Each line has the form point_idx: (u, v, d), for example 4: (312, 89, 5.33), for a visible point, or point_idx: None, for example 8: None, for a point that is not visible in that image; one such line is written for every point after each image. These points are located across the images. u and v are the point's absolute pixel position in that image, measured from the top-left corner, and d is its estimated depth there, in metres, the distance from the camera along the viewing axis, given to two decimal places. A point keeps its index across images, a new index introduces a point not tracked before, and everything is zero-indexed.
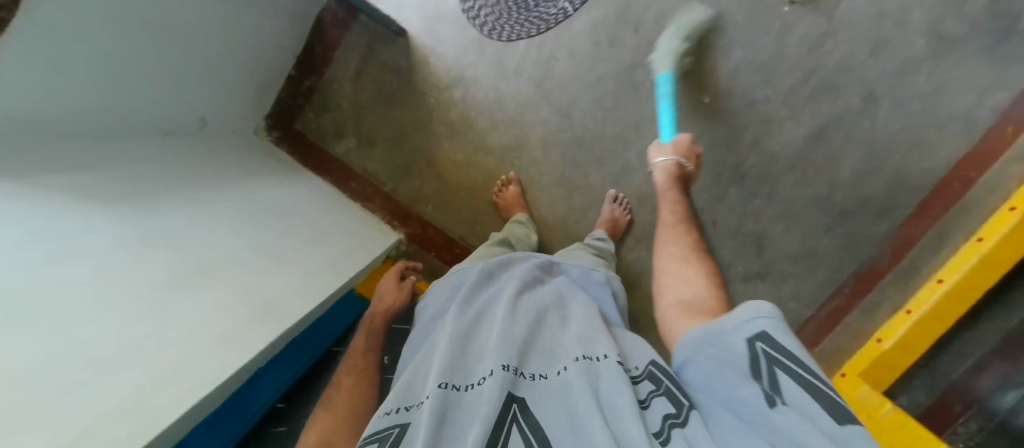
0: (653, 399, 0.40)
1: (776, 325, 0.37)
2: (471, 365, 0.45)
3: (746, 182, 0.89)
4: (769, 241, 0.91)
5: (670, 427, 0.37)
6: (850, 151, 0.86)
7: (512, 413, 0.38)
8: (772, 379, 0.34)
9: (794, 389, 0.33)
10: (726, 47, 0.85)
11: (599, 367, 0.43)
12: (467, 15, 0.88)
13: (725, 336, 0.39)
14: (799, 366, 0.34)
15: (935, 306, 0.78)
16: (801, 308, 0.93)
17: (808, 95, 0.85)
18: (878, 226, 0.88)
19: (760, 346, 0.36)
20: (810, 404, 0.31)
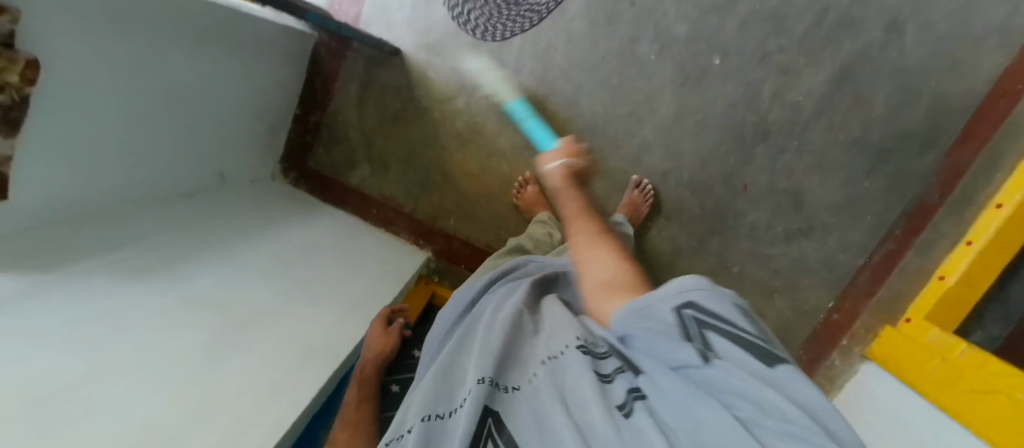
0: (616, 376, 0.35)
1: (709, 292, 0.31)
2: (456, 386, 0.42)
3: (772, 138, 0.86)
4: (806, 195, 0.87)
5: (633, 400, 0.31)
6: (880, 86, 0.81)
7: (487, 430, 0.34)
8: (702, 342, 0.29)
9: (727, 353, 0.27)
10: (730, 2, 0.81)
11: (563, 361, 0.37)
12: (454, 19, 0.83)
13: (646, 305, 0.33)
14: (724, 326, 0.29)
15: (999, 234, 0.72)
16: (851, 258, 0.90)
17: (826, 35, 0.80)
18: (922, 159, 0.83)
19: (688, 310, 0.30)
20: (749, 359, 0.27)
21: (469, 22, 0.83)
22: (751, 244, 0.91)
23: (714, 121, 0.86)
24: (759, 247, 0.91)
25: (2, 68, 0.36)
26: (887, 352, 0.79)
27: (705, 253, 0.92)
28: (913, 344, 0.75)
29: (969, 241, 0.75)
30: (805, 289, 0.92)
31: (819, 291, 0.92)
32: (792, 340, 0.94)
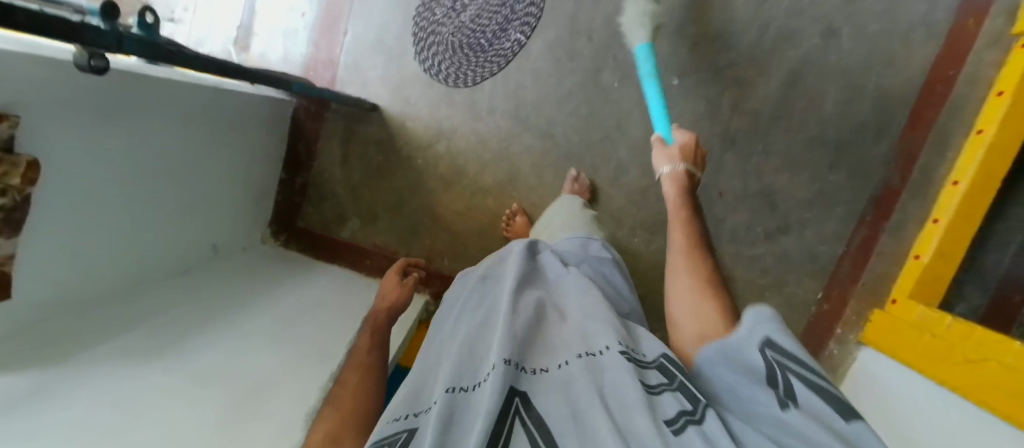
0: (664, 392, 0.37)
1: (783, 333, 0.37)
2: (476, 366, 0.41)
3: (738, 145, 0.91)
4: (779, 194, 0.92)
5: (685, 420, 0.33)
6: (828, 85, 0.87)
7: (515, 408, 0.35)
8: (781, 384, 0.34)
9: (804, 393, 0.33)
10: (679, 28, 0.87)
11: (603, 362, 0.40)
12: (429, 73, 0.89)
13: (729, 349, 0.39)
14: (803, 369, 0.34)
15: (962, 208, 0.76)
16: (832, 248, 0.93)
17: (771, 46, 0.86)
18: (879, 147, 0.89)
19: (768, 352, 0.36)
20: (818, 404, 0.31)
21: (442, 73, 0.88)
22: (735, 246, 0.95)
23: None
24: (743, 248, 0.95)
25: (2, 173, 0.39)
26: (881, 335, 0.81)
27: None
28: (906, 325, 0.76)
29: (936, 218, 0.79)
30: (794, 283, 0.95)
31: (808, 283, 0.95)
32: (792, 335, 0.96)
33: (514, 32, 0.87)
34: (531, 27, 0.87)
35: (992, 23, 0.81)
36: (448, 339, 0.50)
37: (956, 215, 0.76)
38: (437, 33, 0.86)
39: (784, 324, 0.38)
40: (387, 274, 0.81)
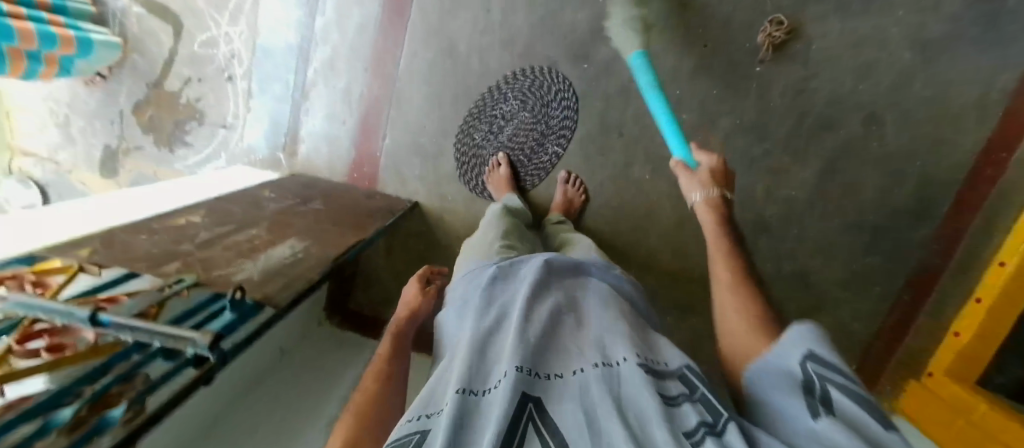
0: (682, 401, 0.30)
1: (830, 347, 0.31)
2: (491, 368, 0.35)
3: (772, 230, 0.91)
4: (813, 275, 0.92)
5: (703, 431, 0.26)
6: (866, 170, 0.85)
7: (528, 414, 0.29)
8: (821, 393, 0.28)
9: (845, 403, 0.26)
10: (712, 119, 0.86)
11: (618, 372, 0.33)
12: (469, 187, 0.92)
13: (775, 365, 0.33)
14: (848, 379, 0.28)
15: (1004, 291, 0.74)
16: (866, 326, 0.92)
17: (808, 134, 0.85)
18: (919, 230, 0.86)
19: (809, 364, 0.30)
20: (860, 413, 0.25)
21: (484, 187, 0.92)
22: None
23: None
24: None
25: None
26: (913, 406, 0.82)
27: None
28: (936, 401, 0.77)
29: (981, 297, 0.77)
30: None
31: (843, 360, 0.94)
32: None
33: (552, 145, 0.90)
34: (567, 139, 0.89)
35: None
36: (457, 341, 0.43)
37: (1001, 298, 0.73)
38: (479, 157, 0.91)
39: (830, 340, 0.32)
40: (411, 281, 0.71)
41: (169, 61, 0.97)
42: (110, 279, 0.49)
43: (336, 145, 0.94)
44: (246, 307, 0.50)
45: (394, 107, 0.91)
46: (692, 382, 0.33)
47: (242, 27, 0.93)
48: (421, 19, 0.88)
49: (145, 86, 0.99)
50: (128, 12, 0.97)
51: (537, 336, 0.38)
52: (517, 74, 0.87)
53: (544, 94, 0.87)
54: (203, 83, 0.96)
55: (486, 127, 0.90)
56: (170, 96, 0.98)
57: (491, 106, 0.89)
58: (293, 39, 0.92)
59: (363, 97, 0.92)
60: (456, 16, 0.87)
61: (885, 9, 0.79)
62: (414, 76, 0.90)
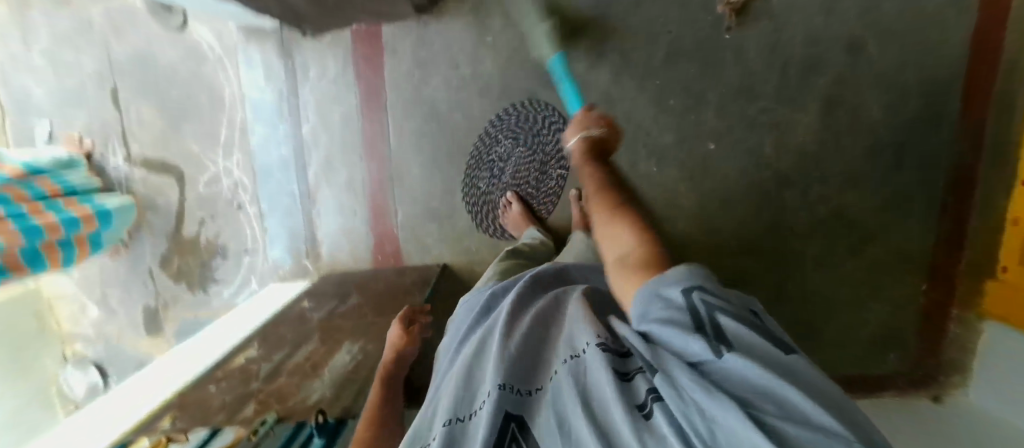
0: (634, 375, 0.30)
1: (710, 280, 0.31)
2: (475, 388, 0.38)
3: (795, 181, 0.89)
4: (851, 210, 0.90)
5: (653, 400, 0.26)
6: (867, 95, 0.85)
7: (511, 435, 0.31)
8: (716, 325, 0.28)
9: (739, 332, 0.27)
10: (700, 96, 0.86)
11: (583, 359, 0.33)
12: (490, 233, 0.93)
13: (646, 295, 0.32)
14: (729, 302, 0.29)
15: None
16: (919, 241, 0.90)
17: (798, 80, 0.85)
18: (939, 134, 0.86)
19: (697, 295, 0.30)
20: (766, 350, 0.26)
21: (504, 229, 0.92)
22: (822, 269, 0.93)
23: (735, 191, 0.90)
24: (830, 269, 0.93)
25: None
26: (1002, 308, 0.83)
27: (786, 299, 0.94)
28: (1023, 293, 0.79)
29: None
30: (893, 286, 0.93)
31: (909, 284, 0.92)
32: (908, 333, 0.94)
33: (555, 169, 0.90)
34: (568, 158, 0.89)
35: None
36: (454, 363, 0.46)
37: None
38: (490, 202, 0.92)
39: (712, 273, 0.32)
40: (394, 319, 0.67)
41: (181, 210, 1.01)
42: (200, 439, 0.51)
43: (354, 236, 0.97)
44: (331, 425, 0.54)
45: (397, 184, 0.93)
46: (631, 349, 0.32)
47: (238, 156, 0.97)
48: (397, 94, 0.89)
49: (166, 240, 1.03)
50: (131, 176, 1.01)
51: (521, 348, 0.39)
52: (501, 115, 0.89)
53: (532, 125, 0.89)
54: (218, 220, 1.01)
55: (488, 173, 0.91)
56: (191, 241, 1.03)
57: (486, 150, 0.90)
58: (285, 152, 0.94)
59: (366, 184, 0.94)
60: (428, 81, 0.88)
61: None
62: (408, 150, 0.92)
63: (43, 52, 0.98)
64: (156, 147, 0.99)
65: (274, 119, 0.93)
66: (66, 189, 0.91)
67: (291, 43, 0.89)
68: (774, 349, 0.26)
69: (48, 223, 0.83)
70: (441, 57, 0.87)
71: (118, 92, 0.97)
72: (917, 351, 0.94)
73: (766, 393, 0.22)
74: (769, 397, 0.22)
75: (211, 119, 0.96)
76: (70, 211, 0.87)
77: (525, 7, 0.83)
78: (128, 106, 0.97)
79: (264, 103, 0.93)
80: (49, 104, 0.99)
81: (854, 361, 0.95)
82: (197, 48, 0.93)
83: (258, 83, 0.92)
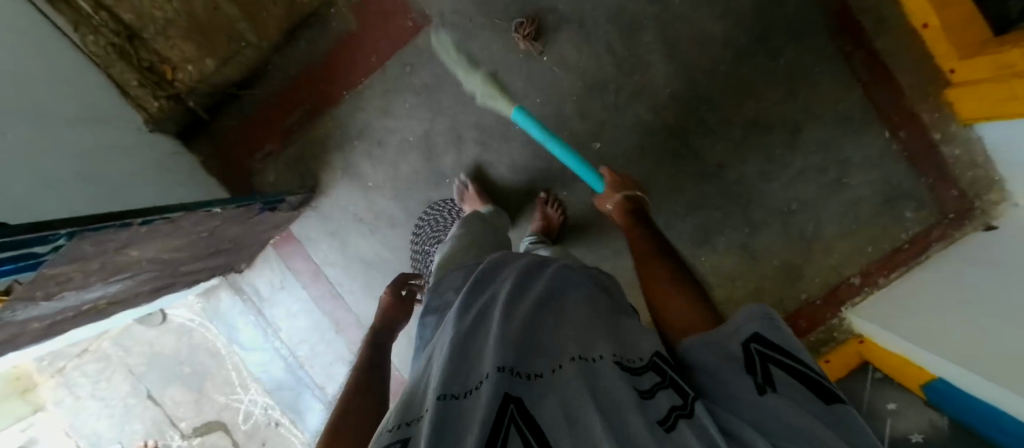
0: (656, 391, 0.31)
1: (771, 326, 0.35)
2: (468, 372, 0.34)
3: (691, 124, 0.88)
4: (761, 116, 0.87)
5: (676, 416, 0.28)
6: (699, 19, 0.85)
7: (510, 417, 0.28)
8: (763, 368, 0.32)
9: (788, 382, 0.30)
10: (559, 115, 0.90)
11: (596, 367, 0.33)
12: None
13: (721, 345, 0.36)
14: (794, 359, 0.32)
15: None
16: (849, 98, 0.85)
17: (627, 48, 0.87)
18: (788, 6, 0.84)
19: (754, 346, 0.34)
20: (799, 389, 0.30)
21: None
22: (780, 177, 0.88)
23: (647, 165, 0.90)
24: (788, 172, 0.87)
25: None
26: (972, 110, 0.77)
27: (766, 224, 0.89)
28: (980, 84, 0.73)
29: None
30: (857, 149, 0.86)
31: (871, 137, 0.86)
32: (907, 183, 0.86)
33: None
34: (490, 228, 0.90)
35: None
36: (434, 348, 0.42)
37: None
38: None
39: (776, 319, 0.36)
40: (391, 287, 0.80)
41: None
42: None
43: None
44: None
45: None
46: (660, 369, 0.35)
47: (254, 385, 1.09)
48: (333, 268, 0.99)
49: None
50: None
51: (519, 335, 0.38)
52: (417, 231, 0.93)
53: (446, 223, 0.91)
54: (269, 443, 1.11)
55: None
56: None
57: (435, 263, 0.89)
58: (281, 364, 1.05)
59: (352, 350, 1.01)
60: (348, 243, 0.98)
61: None
62: (366, 304, 0.99)
63: (89, 394, 1.16)
64: (197, 414, 1.13)
65: (259, 343, 1.04)
66: None
67: (237, 280, 1.03)
68: (813, 397, 0.29)
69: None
70: (344, 219, 0.96)
71: (151, 390, 1.14)
72: (929, 191, 0.85)
73: (797, 430, 0.25)
74: (796, 435, 0.25)
75: (222, 370, 1.10)
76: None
77: (379, 144, 0.93)
78: (164, 394, 1.13)
79: (245, 337, 1.05)
80: (113, 427, 1.16)
81: (874, 238, 0.88)
82: (183, 324, 1.09)
83: (232, 324, 1.04)
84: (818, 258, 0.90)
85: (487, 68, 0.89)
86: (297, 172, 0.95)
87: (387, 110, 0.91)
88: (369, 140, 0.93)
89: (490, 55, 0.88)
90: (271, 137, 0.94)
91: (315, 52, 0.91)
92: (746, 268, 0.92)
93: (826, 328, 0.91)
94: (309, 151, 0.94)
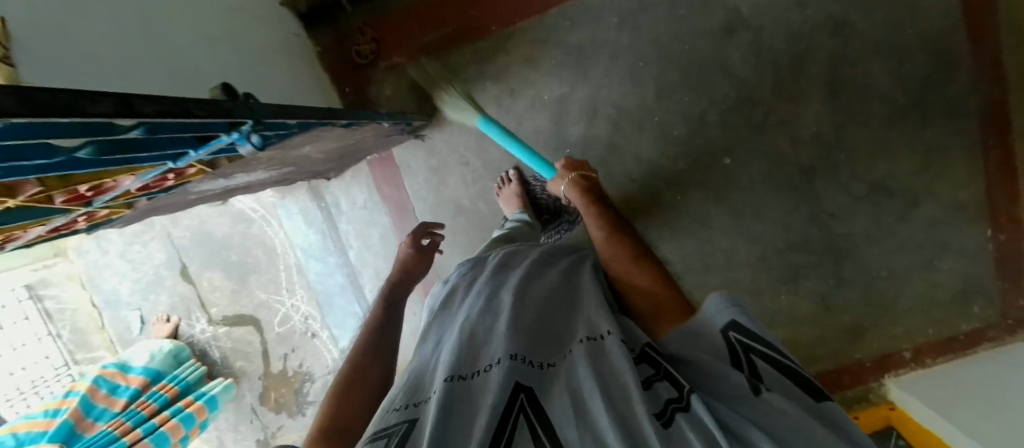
0: (654, 383, 0.27)
1: (745, 314, 0.31)
2: (478, 353, 0.34)
3: (820, 169, 0.89)
4: (888, 179, 0.88)
5: (673, 410, 0.23)
6: (868, 68, 0.84)
7: (519, 406, 0.26)
8: (746, 362, 0.28)
9: (772, 374, 0.27)
10: (699, 119, 0.87)
11: (605, 346, 0.31)
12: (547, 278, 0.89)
13: (697, 334, 0.32)
14: (771, 349, 0.29)
15: None
16: (973, 188, 0.87)
17: (791, 73, 0.85)
18: (957, 82, 0.83)
19: (733, 335, 0.30)
20: (780, 379, 0.27)
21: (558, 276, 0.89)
22: (880, 241, 0.91)
23: (765, 195, 0.91)
24: (887, 238, 0.91)
25: None
26: None
27: (850, 280, 0.94)
28: None
29: None
30: (957, 237, 0.89)
31: (973, 232, 0.89)
32: (991, 280, 0.90)
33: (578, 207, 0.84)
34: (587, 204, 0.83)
35: None
36: (450, 325, 0.42)
37: None
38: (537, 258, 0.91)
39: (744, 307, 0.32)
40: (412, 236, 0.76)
41: (266, 350, 1.11)
42: None
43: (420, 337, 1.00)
44: None
45: None
46: (655, 361, 0.30)
47: (301, 292, 1.06)
48: (422, 202, 0.95)
49: (259, 380, 1.12)
50: (216, 335, 1.11)
51: (533, 315, 0.38)
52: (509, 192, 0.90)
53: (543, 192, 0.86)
54: (299, 350, 1.10)
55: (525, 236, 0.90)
56: (282, 376, 1.11)
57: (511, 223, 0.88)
58: (339, 281, 1.03)
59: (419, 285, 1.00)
60: (447, 182, 0.94)
61: None
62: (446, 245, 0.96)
63: (119, 253, 1.10)
64: (231, 304, 1.09)
65: (323, 255, 1.02)
66: (183, 388, 1.02)
67: (319, 187, 0.99)
68: (801, 394, 0.26)
69: (139, 384, 0.97)
70: (451, 158, 0.92)
71: (188, 267, 1.08)
72: (1009, 296, 0.89)
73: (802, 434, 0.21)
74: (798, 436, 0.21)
75: (270, 268, 1.06)
76: (163, 393, 0.98)
77: (512, 92, 0.88)
78: (202, 276, 1.08)
79: (310, 242, 1.02)
80: (136, 293, 1.11)
81: (939, 322, 0.92)
82: (242, 212, 1.03)
83: (301, 230, 1.01)
84: (885, 323, 0.95)
85: (646, 48, 0.85)
86: (418, 95, 0.89)
87: (531, 60, 0.86)
88: (502, 85, 0.88)
89: (655, 36, 0.84)
90: (400, 50, 0.88)
91: None
92: (814, 316, 0.96)
93: (863, 388, 0.96)
94: (435, 77, 0.88)
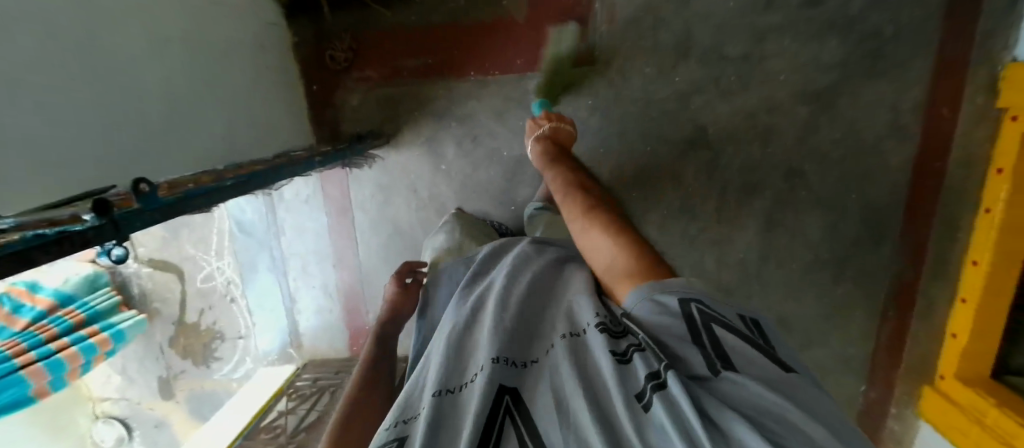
0: (632, 352, 0.29)
1: (704, 292, 0.33)
2: (466, 362, 0.34)
3: (736, 292, 0.93)
4: (792, 318, 0.94)
5: (652, 388, 0.26)
6: (807, 216, 0.88)
7: (503, 409, 0.28)
8: (711, 335, 0.29)
9: (738, 349, 0.28)
10: (641, 216, 0.90)
11: (584, 341, 0.32)
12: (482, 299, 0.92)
13: (652, 297, 0.33)
14: (735, 325, 0.31)
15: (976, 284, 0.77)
16: (861, 347, 0.94)
17: (738, 200, 0.88)
18: (880, 253, 0.88)
19: (694, 306, 0.32)
20: (756, 356, 0.28)
21: None
22: None
23: None
24: None
25: None
26: (933, 414, 0.85)
27: None
28: (954, 407, 0.81)
29: (964, 297, 0.79)
30: (835, 386, 0.97)
31: (848, 384, 0.97)
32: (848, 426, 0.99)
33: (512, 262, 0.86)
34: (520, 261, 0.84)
35: (965, 112, 0.77)
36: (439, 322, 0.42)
37: (983, 297, 0.75)
38: None
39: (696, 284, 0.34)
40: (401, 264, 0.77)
41: (182, 301, 1.14)
42: None
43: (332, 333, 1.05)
44: None
45: (368, 289, 1.01)
46: (635, 331, 0.32)
47: (229, 258, 1.07)
48: (364, 213, 0.96)
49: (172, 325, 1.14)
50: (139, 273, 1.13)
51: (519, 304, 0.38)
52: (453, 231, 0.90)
53: None
54: (215, 309, 1.12)
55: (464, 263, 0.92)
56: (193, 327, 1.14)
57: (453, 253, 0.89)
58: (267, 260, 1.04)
59: (339, 289, 1.03)
60: (391, 202, 0.95)
61: (768, 77, 0.81)
62: (376, 259, 0.99)
63: None
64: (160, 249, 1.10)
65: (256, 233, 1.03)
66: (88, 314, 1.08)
67: None
68: (775, 368, 0.27)
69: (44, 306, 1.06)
70: (400, 182, 0.93)
71: None
72: None
73: (762, 408, 0.24)
74: (764, 413, 0.23)
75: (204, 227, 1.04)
76: (67, 320, 1.05)
77: (474, 139, 0.88)
78: None
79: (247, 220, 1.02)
80: None
81: None
82: None
83: (240, 205, 1.01)
84: None
85: (612, 137, 0.86)
86: (382, 112, 0.89)
87: (500, 116, 0.86)
88: (467, 129, 0.88)
89: (622, 128, 0.85)
90: (374, 65, 0.87)
91: (466, 16, 0.84)
92: None
93: None
94: (404, 101, 0.88)
